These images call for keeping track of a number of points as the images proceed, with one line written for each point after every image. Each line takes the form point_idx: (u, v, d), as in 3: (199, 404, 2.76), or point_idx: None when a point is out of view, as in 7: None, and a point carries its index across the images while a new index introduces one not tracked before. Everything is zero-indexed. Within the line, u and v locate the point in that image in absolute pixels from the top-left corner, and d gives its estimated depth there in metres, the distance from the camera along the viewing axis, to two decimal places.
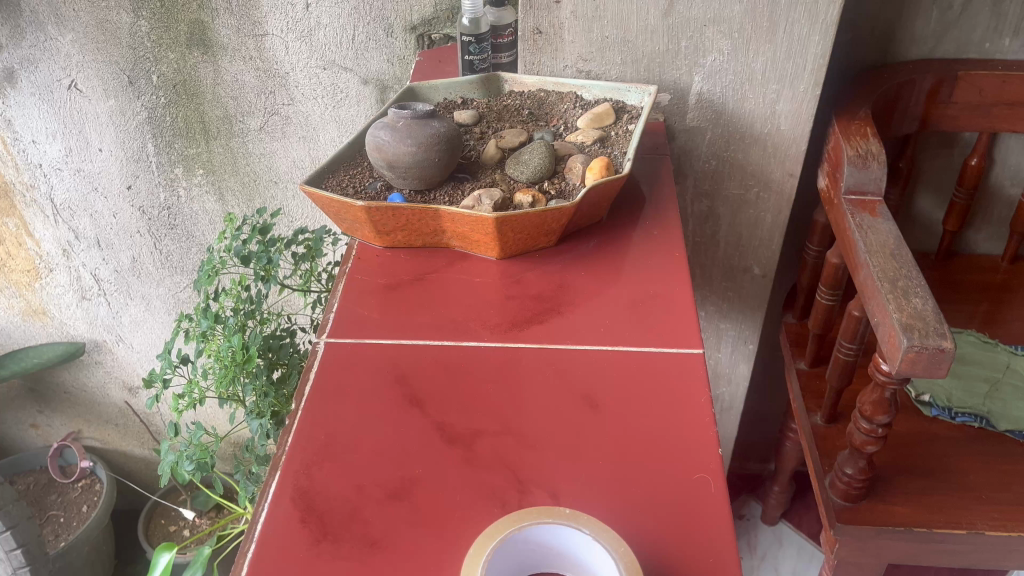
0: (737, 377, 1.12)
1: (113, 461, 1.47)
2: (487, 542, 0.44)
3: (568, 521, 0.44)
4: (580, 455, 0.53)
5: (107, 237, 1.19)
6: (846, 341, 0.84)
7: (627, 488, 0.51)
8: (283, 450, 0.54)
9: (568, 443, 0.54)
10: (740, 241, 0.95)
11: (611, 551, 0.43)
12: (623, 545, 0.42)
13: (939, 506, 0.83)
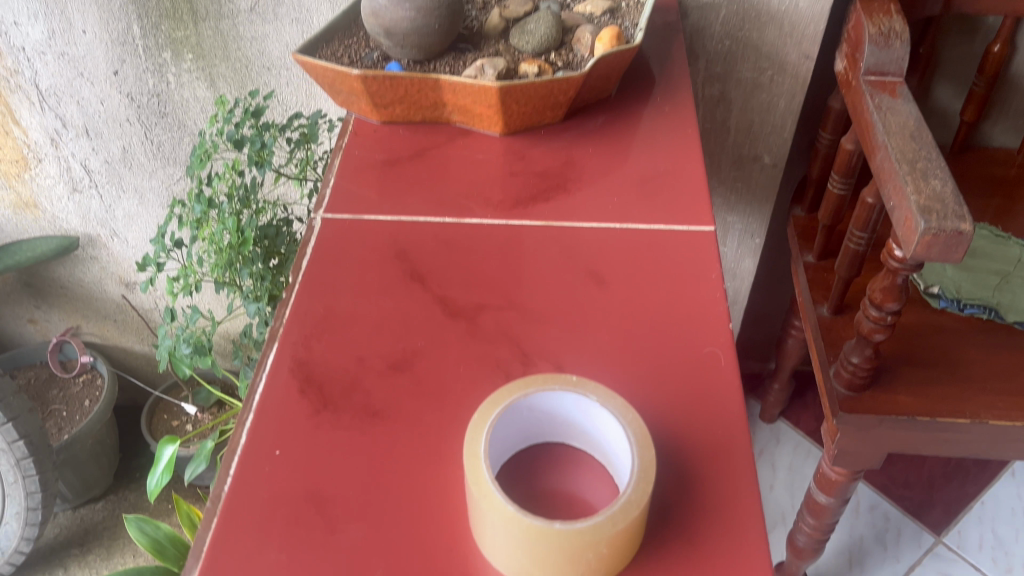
0: (743, 272, 1.11)
1: (114, 357, 1.46)
2: (492, 406, 0.43)
3: (576, 390, 0.44)
4: (581, 330, 0.52)
5: (96, 125, 1.13)
6: (858, 230, 0.82)
7: (628, 361, 0.51)
8: (281, 322, 0.53)
9: (571, 317, 0.53)
10: (751, 128, 0.92)
11: (620, 417, 0.42)
12: (632, 413, 0.42)
13: (942, 396, 0.83)
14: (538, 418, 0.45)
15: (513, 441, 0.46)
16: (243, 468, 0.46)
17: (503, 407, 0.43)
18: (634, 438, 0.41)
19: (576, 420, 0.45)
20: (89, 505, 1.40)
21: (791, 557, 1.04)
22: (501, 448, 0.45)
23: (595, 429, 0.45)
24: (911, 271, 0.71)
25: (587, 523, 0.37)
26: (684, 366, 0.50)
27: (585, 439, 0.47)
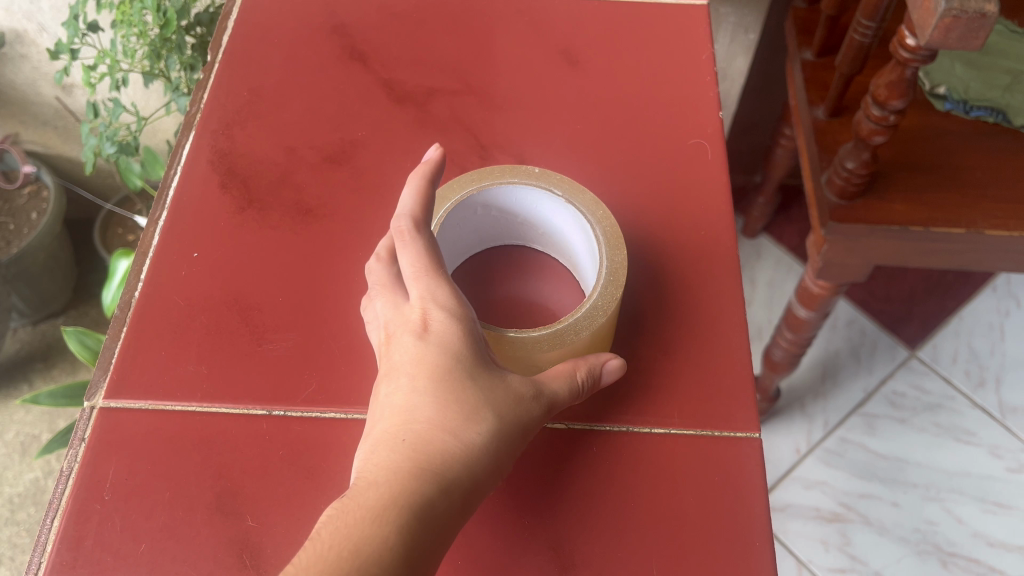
0: (735, 73, 1.05)
1: (58, 167, 1.37)
2: (441, 201, 0.42)
3: (538, 184, 0.43)
4: (527, 114, 0.51)
5: None
6: (865, 19, 0.73)
7: (571, 143, 0.50)
8: (198, 108, 0.51)
9: (518, 100, 0.52)
10: None
11: (586, 216, 0.42)
12: (603, 213, 0.42)
13: (939, 204, 0.77)
14: (496, 213, 0.45)
15: (466, 236, 0.46)
16: (156, 269, 0.45)
17: (454, 202, 0.42)
18: (604, 240, 0.41)
19: (537, 217, 0.45)
20: (49, 320, 1.37)
21: (766, 371, 1.03)
22: (452, 243, 0.45)
23: (556, 225, 0.45)
24: (923, 62, 0.63)
25: (546, 331, 0.39)
26: (623, 157, 0.50)
27: (546, 236, 0.47)
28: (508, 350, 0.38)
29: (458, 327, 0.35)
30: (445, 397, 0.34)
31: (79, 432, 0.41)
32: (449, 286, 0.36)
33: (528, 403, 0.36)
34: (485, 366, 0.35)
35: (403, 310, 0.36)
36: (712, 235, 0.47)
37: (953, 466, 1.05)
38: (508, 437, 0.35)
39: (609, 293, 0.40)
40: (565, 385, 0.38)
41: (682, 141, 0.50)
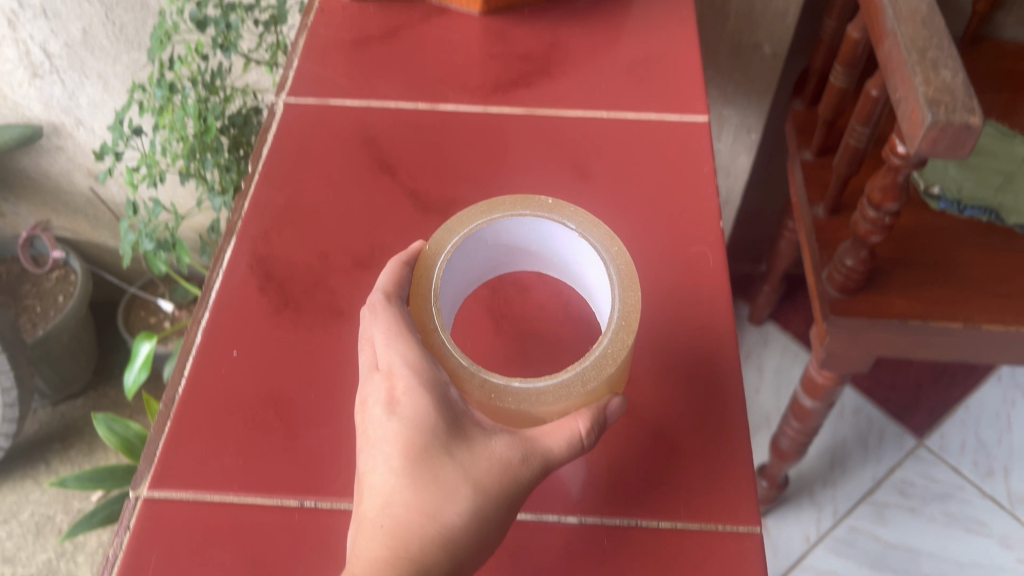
0: (737, 170, 1.07)
1: (86, 253, 1.44)
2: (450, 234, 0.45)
3: (551, 215, 0.47)
4: None
5: (53, 6, 1.07)
6: (859, 125, 0.77)
7: None
8: (239, 216, 0.55)
9: None
10: (752, 14, 0.86)
11: (597, 250, 0.45)
12: (617, 252, 0.44)
13: (937, 299, 0.80)
14: (511, 242, 0.49)
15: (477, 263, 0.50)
16: (197, 366, 0.49)
17: (461, 237, 0.45)
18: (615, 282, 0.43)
19: (551, 245, 0.49)
20: (68, 401, 1.40)
21: (774, 459, 1.04)
22: (461, 269, 0.48)
23: (570, 252, 0.49)
24: (914, 168, 0.67)
25: (552, 383, 0.41)
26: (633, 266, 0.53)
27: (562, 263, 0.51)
28: (515, 399, 0.40)
29: (428, 408, 0.40)
30: (418, 479, 0.39)
31: (124, 521, 0.44)
32: (414, 359, 0.41)
33: (510, 469, 0.39)
34: (458, 439, 0.40)
35: (378, 385, 0.41)
36: (716, 338, 0.50)
37: (964, 557, 1.05)
38: (487, 510, 0.39)
39: (622, 341, 0.42)
40: (561, 442, 0.40)
41: (689, 248, 0.54)
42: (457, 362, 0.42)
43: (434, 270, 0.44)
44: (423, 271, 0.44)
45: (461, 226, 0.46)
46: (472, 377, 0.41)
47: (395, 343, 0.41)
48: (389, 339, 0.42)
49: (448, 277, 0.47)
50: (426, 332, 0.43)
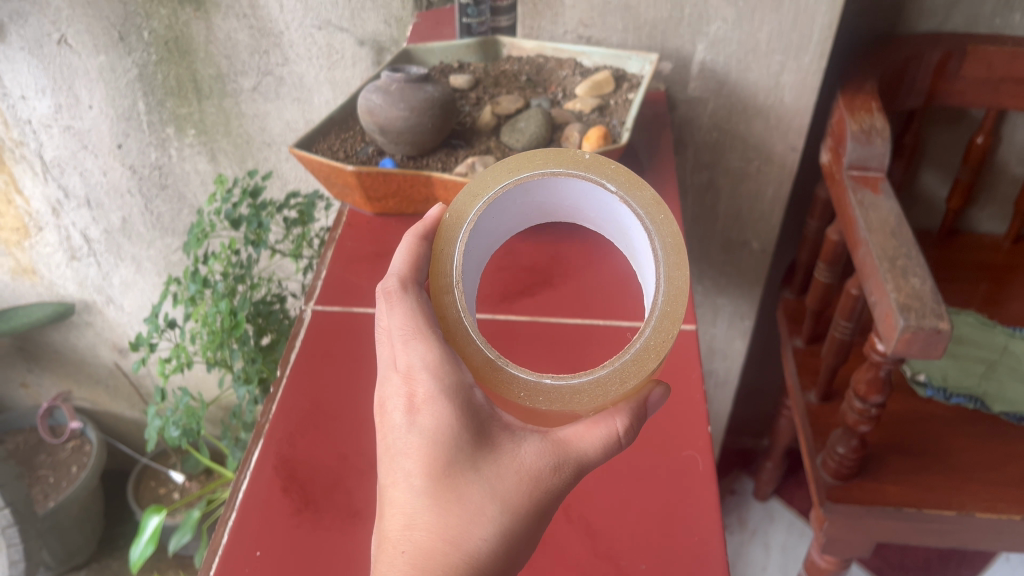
0: (732, 353, 1.11)
1: (103, 422, 1.53)
2: (473, 201, 0.44)
3: (589, 176, 0.44)
4: None
5: (97, 196, 1.20)
6: (843, 319, 0.82)
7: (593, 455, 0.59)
8: (267, 418, 0.60)
9: None
10: (739, 215, 0.94)
11: (640, 218, 0.44)
12: (663, 227, 0.43)
13: (929, 486, 0.83)
14: (546, 195, 0.47)
15: (509, 217, 0.49)
16: (224, 565, 0.52)
17: (484, 205, 0.44)
18: (663, 262, 0.42)
19: (588, 202, 0.48)
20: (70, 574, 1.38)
21: None
22: (492, 221, 0.47)
23: (608, 208, 0.47)
24: (893, 364, 0.72)
25: (590, 379, 0.42)
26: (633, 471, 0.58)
27: (598, 217, 0.50)
28: (550, 396, 0.41)
29: (452, 421, 0.40)
30: (442, 496, 0.39)
31: None
32: (435, 361, 0.40)
33: (539, 475, 0.40)
34: (483, 450, 0.40)
35: (397, 391, 0.41)
36: (707, 541, 0.54)
37: None
38: (512, 524, 0.40)
39: (666, 333, 0.42)
40: (596, 443, 0.41)
41: (682, 450, 0.59)
42: (484, 354, 0.42)
43: (455, 249, 0.43)
44: (446, 245, 0.44)
45: (488, 188, 0.44)
46: (501, 372, 0.42)
47: (415, 343, 0.41)
48: (409, 339, 0.41)
49: (472, 240, 0.46)
50: (447, 319, 0.43)
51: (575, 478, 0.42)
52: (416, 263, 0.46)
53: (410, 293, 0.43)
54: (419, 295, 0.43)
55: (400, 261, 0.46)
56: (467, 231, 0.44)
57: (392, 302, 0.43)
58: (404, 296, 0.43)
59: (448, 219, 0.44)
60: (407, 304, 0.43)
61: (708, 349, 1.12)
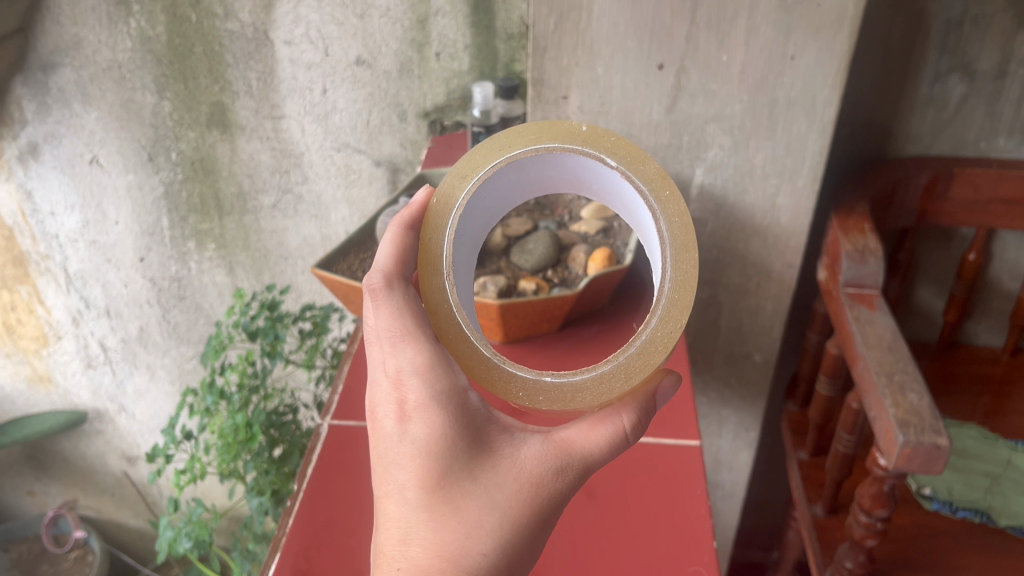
0: (738, 465, 1.12)
1: (107, 530, 1.55)
2: (465, 180, 0.48)
3: (586, 151, 0.48)
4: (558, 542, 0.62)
5: (117, 307, 1.26)
6: (845, 433, 0.84)
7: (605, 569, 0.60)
8: (284, 532, 0.62)
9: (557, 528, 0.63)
10: (741, 329, 0.96)
11: (643, 195, 0.47)
12: (665, 205, 0.46)
13: None
14: (542, 171, 0.51)
15: (512, 190, 0.53)
16: None
17: (474, 184, 0.48)
18: (668, 241, 0.46)
19: (587, 174, 0.51)
20: None
21: None
22: (487, 199, 0.51)
23: (607, 180, 0.50)
24: (895, 478, 0.73)
25: (593, 376, 0.46)
26: None
27: (599, 190, 0.53)
28: (551, 395, 0.46)
29: (445, 432, 0.45)
30: (438, 506, 0.44)
31: None
32: (424, 364, 0.45)
33: (537, 474, 0.46)
34: (477, 456, 0.45)
35: (390, 402, 0.46)
36: None
37: None
38: (510, 526, 0.45)
39: (672, 325, 0.46)
40: (596, 443, 0.47)
41: (688, 565, 0.60)
42: (480, 352, 0.47)
43: (443, 237, 0.48)
44: (434, 234, 0.48)
45: (479, 167, 0.48)
46: (500, 371, 0.46)
47: (404, 348, 0.46)
48: (397, 343, 0.46)
49: (467, 219, 0.50)
50: (437, 313, 0.47)
51: (579, 476, 0.47)
52: (400, 256, 0.51)
53: (396, 292, 0.48)
54: (405, 292, 0.48)
55: (386, 256, 0.51)
56: (456, 212, 0.48)
57: (379, 301, 0.48)
58: (390, 294, 0.48)
59: (437, 204, 0.48)
60: (393, 302, 0.48)
61: (713, 461, 1.13)
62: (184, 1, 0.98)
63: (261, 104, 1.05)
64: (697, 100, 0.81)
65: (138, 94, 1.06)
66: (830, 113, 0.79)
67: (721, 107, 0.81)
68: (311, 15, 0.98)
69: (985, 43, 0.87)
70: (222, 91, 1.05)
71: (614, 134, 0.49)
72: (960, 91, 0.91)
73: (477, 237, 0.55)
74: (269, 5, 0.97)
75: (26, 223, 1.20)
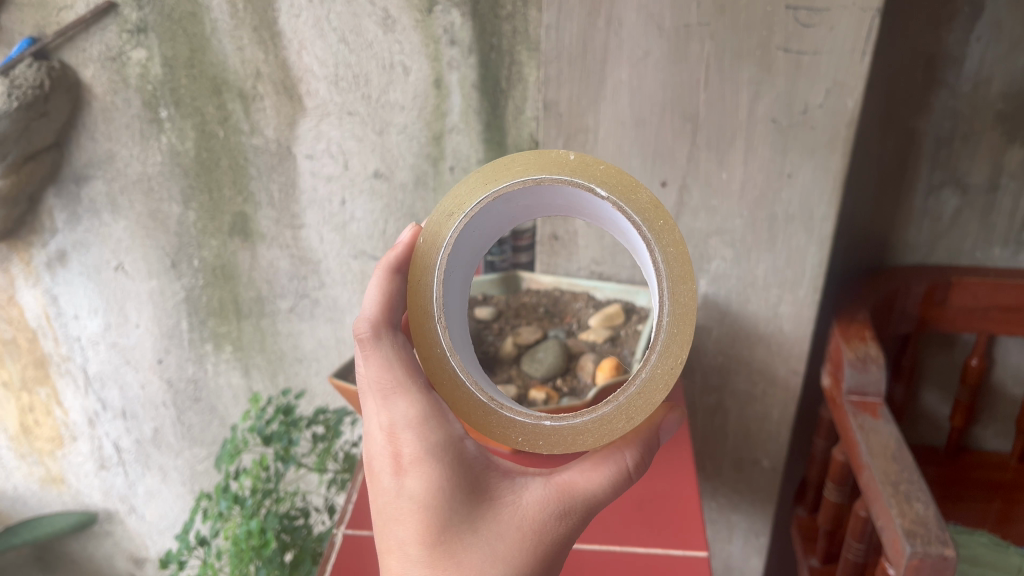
0: (750, 571, 1.11)
1: None
2: (456, 216, 0.50)
3: (574, 179, 0.49)
4: None
5: (133, 408, 1.32)
6: (853, 540, 0.84)
7: None
8: None
9: None
10: (749, 434, 0.97)
11: (636, 223, 0.49)
12: (659, 238, 0.48)
13: None
14: (532, 199, 0.53)
15: (505, 214, 0.54)
16: None
17: (463, 220, 0.50)
18: (664, 274, 0.48)
19: (577, 200, 0.52)
20: None
21: None
22: (478, 230, 0.53)
23: (596, 204, 0.52)
24: None
25: (595, 418, 0.49)
26: None
27: (589, 212, 0.55)
28: (552, 440, 0.49)
29: (444, 486, 0.49)
30: (442, 557, 0.48)
31: None
32: (418, 418, 0.49)
33: (538, 518, 0.50)
34: (477, 507, 0.49)
35: (389, 457, 0.50)
36: None
37: None
38: (513, 572, 0.49)
39: (672, 360, 0.49)
40: (599, 484, 0.52)
41: None
42: (477, 398, 0.50)
43: (433, 277, 0.50)
44: (425, 275, 0.51)
45: (467, 203, 0.50)
46: (499, 416, 0.49)
47: (396, 401, 0.49)
48: (389, 397, 0.50)
49: (458, 252, 0.52)
50: (431, 357, 0.50)
51: (580, 515, 0.52)
52: (387, 302, 0.54)
53: (383, 340, 0.51)
54: (393, 339, 0.51)
55: (373, 302, 0.54)
56: (446, 250, 0.50)
57: (368, 350, 0.51)
58: (379, 343, 0.51)
59: (426, 243, 0.51)
60: (383, 351, 0.51)
61: (725, 567, 1.12)
62: (213, 120, 1.06)
63: (282, 214, 1.11)
64: (699, 215, 0.85)
65: (165, 204, 1.13)
66: (828, 227, 0.81)
67: (722, 221, 0.84)
68: (332, 131, 1.04)
69: (976, 158, 0.89)
70: (245, 202, 1.11)
71: (599, 161, 0.50)
72: (954, 204, 0.92)
73: (470, 265, 0.57)
74: (293, 122, 1.04)
75: (49, 327, 1.26)
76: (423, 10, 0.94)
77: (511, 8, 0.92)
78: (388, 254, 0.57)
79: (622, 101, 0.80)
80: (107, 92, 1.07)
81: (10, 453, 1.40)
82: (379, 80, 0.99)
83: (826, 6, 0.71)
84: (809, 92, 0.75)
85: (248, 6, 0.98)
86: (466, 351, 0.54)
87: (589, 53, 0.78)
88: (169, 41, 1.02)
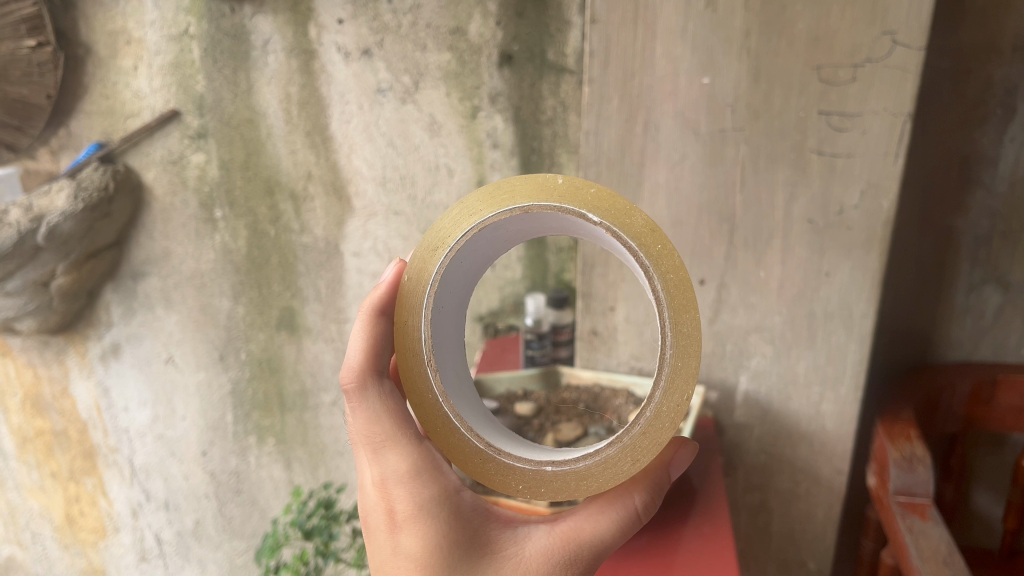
0: None
1: None
2: (439, 253, 0.48)
3: (567, 206, 0.46)
4: None
5: (175, 499, 1.35)
6: None
7: None
8: None
9: None
10: (793, 534, 0.95)
11: (635, 251, 0.46)
12: (661, 267, 0.45)
13: None
14: (521, 224, 0.50)
15: (495, 241, 0.52)
16: None
17: (447, 257, 0.48)
18: (667, 306, 0.45)
19: (572, 225, 0.49)
20: None
21: None
22: (465, 261, 0.51)
23: (592, 230, 0.48)
24: None
25: (597, 462, 0.46)
26: None
27: (582, 237, 0.52)
28: (556, 486, 0.46)
29: (442, 541, 0.46)
30: None
31: None
32: (411, 469, 0.47)
33: (543, 569, 0.47)
34: (476, 562, 0.46)
35: (383, 509, 0.48)
36: None
37: None
38: None
39: (679, 395, 0.45)
40: (607, 530, 0.49)
41: None
42: (473, 446, 0.47)
43: (421, 319, 0.48)
44: (411, 317, 0.48)
45: (452, 238, 0.48)
46: (497, 464, 0.47)
47: (387, 453, 0.47)
48: (378, 451, 0.47)
49: (445, 289, 0.50)
50: (422, 405, 0.48)
51: (590, 562, 0.48)
52: (373, 347, 0.50)
53: (370, 391, 0.48)
54: (380, 387, 0.48)
55: (357, 344, 0.50)
56: (430, 292, 0.48)
57: (355, 402, 0.48)
58: (365, 395, 0.48)
59: (411, 281, 0.48)
60: (369, 403, 0.48)
61: None
62: (265, 219, 1.11)
63: (328, 308, 1.14)
64: (738, 313, 0.85)
65: (216, 299, 1.18)
66: (868, 325, 0.80)
67: (761, 319, 0.85)
68: (379, 231, 1.07)
69: (1016, 256, 0.87)
70: (292, 297, 1.15)
71: (592, 186, 0.47)
72: (997, 301, 0.90)
73: (460, 294, 0.54)
74: (341, 221, 1.08)
75: (99, 419, 1.33)
76: (467, 116, 0.98)
77: (552, 113, 0.96)
78: (372, 294, 0.52)
79: (660, 204, 0.83)
80: (167, 194, 1.14)
81: (55, 544, 1.49)
82: (424, 182, 1.03)
83: (858, 111, 0.73)
84: (843, 194, 0.76)
85: (302, 112, 1.04)
86: (460, 390, 0.52)
87: (627, 157, 0.82)
88: (225, 145, 1.09)
